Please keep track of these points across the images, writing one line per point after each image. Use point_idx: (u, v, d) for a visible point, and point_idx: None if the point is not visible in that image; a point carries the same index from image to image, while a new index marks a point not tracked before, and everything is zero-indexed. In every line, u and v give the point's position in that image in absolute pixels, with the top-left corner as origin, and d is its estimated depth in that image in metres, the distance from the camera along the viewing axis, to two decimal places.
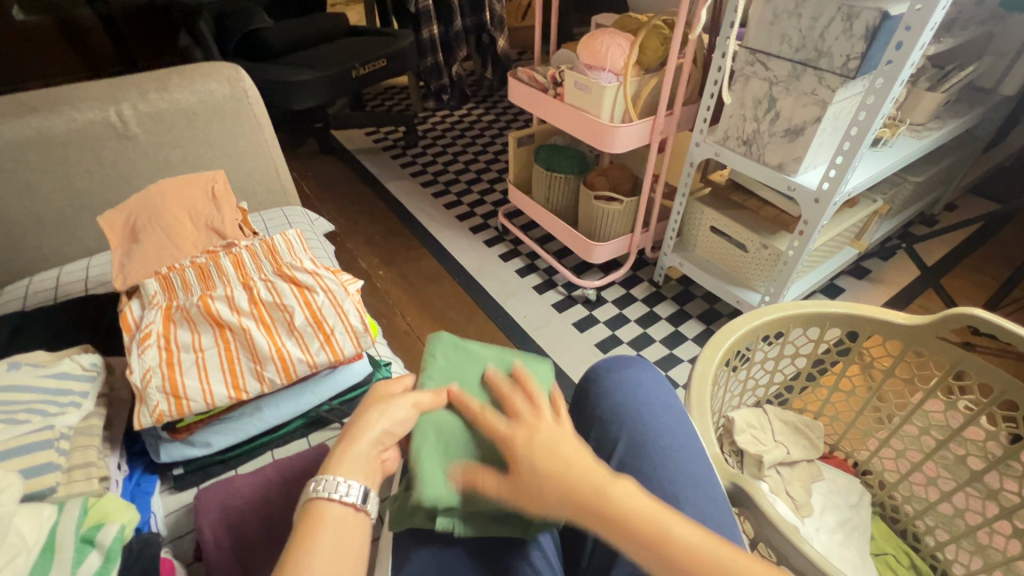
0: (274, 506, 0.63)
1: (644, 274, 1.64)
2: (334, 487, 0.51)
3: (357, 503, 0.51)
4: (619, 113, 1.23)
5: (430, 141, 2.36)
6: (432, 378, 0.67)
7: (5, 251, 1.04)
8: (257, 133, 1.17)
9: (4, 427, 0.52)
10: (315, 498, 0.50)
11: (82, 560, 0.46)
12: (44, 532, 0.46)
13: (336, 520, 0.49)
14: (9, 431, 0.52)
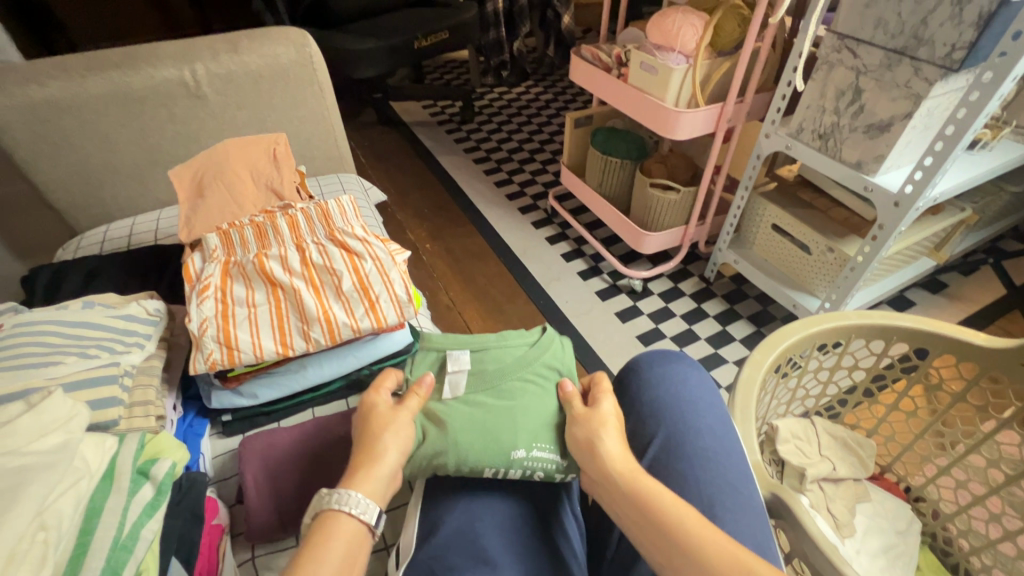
0: (308, 462, 0.65)
1: (695, 268, 1.58)
2: (356, 505, 0.50)
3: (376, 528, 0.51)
4: (685, 97, 1.17)
5: (485, 116, 2.35)
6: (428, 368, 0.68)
7: (88, 198, 1.12)
8: (319, 99, 1.19)
9: (76, 358, 0.56)
10: (335, 510, 0.50)
11: (137, 490, 0.49)
12: (107, 459, 0.49)
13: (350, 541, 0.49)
14: (81, 363, 0.56)
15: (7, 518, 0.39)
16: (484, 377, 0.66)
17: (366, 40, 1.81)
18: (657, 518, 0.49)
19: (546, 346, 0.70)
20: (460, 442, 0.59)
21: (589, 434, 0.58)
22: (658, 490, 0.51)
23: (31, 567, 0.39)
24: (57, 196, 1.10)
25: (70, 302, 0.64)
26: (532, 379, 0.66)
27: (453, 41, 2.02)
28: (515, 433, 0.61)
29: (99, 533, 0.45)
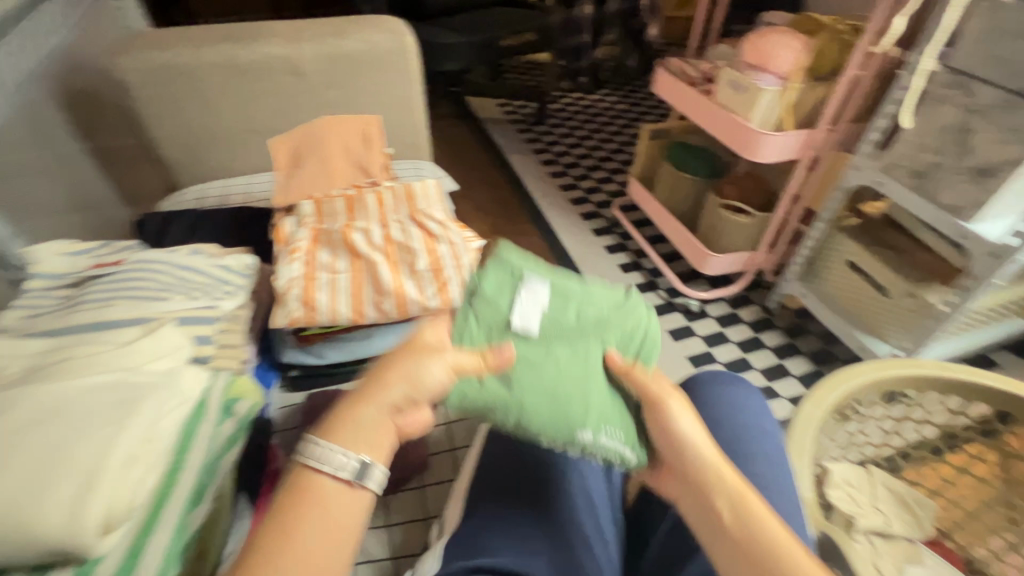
0: None
1: (756, 296, 1.53)
2: (332, 461, 0.45)
3: (362, 482, 0.46)
4: (772, 120, 1.14)
5: (558, 120, 2.37)
6: (497, 300, 0.60)
7: (192, 158, 1.22)
8: (408, 86, 1.24)
9: (181, 298, 0.62)
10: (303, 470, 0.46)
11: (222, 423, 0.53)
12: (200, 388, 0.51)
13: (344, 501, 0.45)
14: (185, 302, 0.61)
15: (126, 424, 0.44)
16: (562, 327, 0.60)
17: (455, 35, 1.87)
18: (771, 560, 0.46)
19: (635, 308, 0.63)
20: (528, 403, 0.54)
21: (678, 429, 0.55)
22: (771, 524, 0.48)
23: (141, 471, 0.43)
24: (167, 154, 1.20)
25: (180, 247, 0.70)
26: (605, 345, 0.60)
27: (538, 42, 2.05)
28: (586, 408, 0.56)
29: (191, 455, 0.48)
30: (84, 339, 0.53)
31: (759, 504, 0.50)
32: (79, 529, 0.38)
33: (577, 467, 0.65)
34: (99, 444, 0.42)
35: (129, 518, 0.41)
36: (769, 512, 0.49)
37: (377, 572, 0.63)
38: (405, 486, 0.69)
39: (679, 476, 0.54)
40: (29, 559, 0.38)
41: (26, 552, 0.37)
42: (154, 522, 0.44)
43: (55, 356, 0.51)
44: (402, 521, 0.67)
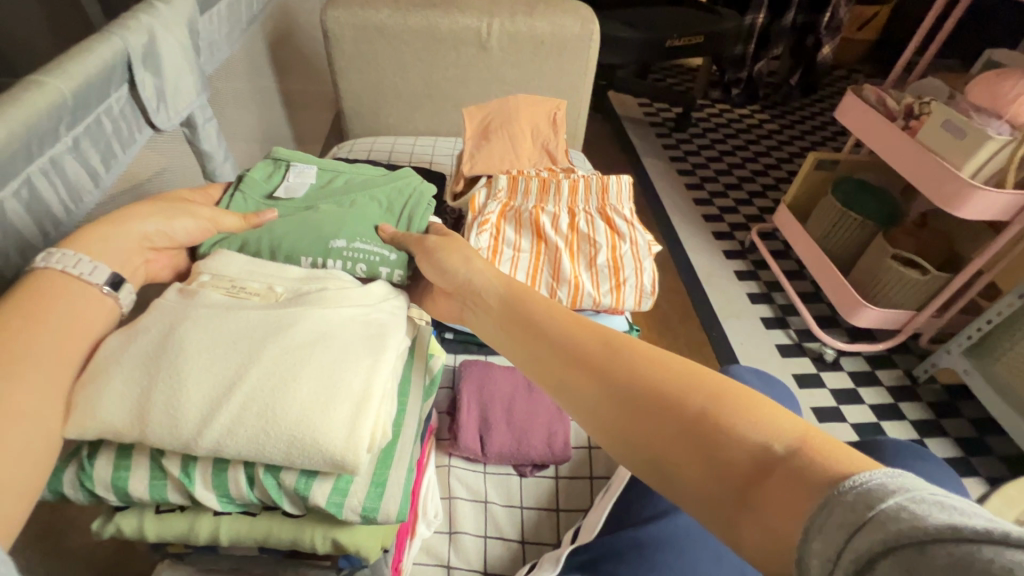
0: (516, 405, 0.71)
1: (902, 361, 1.38)
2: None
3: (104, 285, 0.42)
4: (989, 173, 1.00)
5: (700, 129, 2.27)
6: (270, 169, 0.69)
7: (368, 113, 1.30)
8: (582, 74, 1.23)
9: None
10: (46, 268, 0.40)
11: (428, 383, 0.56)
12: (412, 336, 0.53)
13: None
14: None
15: (383, 357, 0.42)
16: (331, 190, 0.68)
17: (622, 28, 1.85)
18: (637, 391, 0.42)
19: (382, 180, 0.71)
20: (277, 225, 0.59)
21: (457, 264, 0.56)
22: (628, 351, 0.45)
23: (389, 405, 0.43)
24: (347, 104, 1.28)
25: None
26: (379, 203, 0.67)
27: (704, 47, 1.96)
28: (340, 228, 0.60)
29: (410, 398, 0.49)
30: (333, 271, 0.52)
31: (598, 334, 0.47)
32: (354, 450, 0.37)
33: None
34: (365, 373, 0.41)
35: (378, 446, 0.41)
36: (583, 336, 0.47)
37: (506, 548, 0.64)
38: (541, 471, 0.70)
39: (503, 330, 0.52)
40: (304, 468, 0.38)
41: (308, 458, 0.38)
42: (390, 455, 0.44)
43: (313, 281, 0.50)
44: (533, 506, 0.68)
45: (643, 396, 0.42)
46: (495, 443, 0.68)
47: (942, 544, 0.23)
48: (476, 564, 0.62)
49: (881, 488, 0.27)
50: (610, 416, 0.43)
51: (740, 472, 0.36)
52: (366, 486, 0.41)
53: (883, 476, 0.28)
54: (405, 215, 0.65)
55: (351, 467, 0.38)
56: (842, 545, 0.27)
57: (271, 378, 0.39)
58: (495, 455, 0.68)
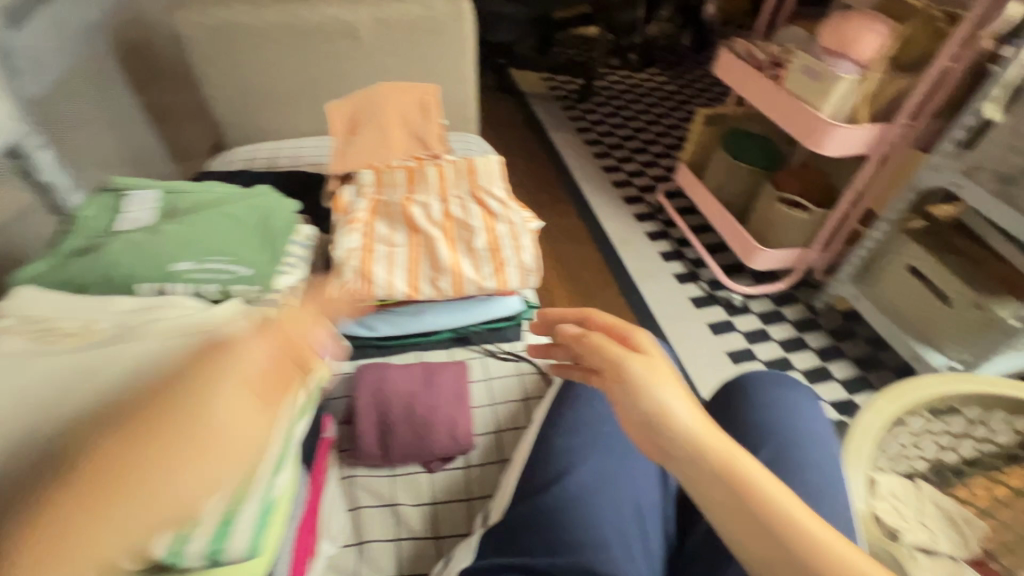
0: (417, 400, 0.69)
1: (803, 295, 1.48)
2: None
3: None
4: (846, 111, 1.07)
5: (604, 98, 2.30)
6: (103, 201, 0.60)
7: (244, 119, 1.21)
8: (462, 56, 1.21)
9: None
10: None
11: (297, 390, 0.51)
12: None
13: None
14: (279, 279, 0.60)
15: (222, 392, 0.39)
16: (175, 209, 0.59)
17: None
18: (753, 496, 0.39)
19: (239, 191, 0.62)
20: (115, 258, 0.53)
21: (659, 400, 0.44)
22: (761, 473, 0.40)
23: (232, 437, 0.39)
24: (220, 112, 1.19)
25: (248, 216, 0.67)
26: (231, 215, 0.58)
27: None
28: (190, 246, 0.55)
29: (273, 421, 0.44)
30: (170, 299, 0.49)
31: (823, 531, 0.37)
32: (180, 496, 0.34)
33: (635, 466, 0.63)
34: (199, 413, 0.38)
35: (220, 485, 0.37)
36: (819, 526, 0.37)
37: (421, 548, 0.63)
38: (448, 464, 0.69)
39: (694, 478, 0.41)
40: None
41: None
42: (246, 490, 0.41)
43: (140, 314, 0.47)
44: (444, 499, 0.67)
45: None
46: (398, 445, 0.66)
47: None
48: (387, 568, 0.61)
49: None
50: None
51: None
52: (212, 527, 0.39)
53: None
54: (264, 226, 0.59)
55: (188, 516, 0.35)
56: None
57: (79, 433, 0.36)
58: (400, 456, 0.66)
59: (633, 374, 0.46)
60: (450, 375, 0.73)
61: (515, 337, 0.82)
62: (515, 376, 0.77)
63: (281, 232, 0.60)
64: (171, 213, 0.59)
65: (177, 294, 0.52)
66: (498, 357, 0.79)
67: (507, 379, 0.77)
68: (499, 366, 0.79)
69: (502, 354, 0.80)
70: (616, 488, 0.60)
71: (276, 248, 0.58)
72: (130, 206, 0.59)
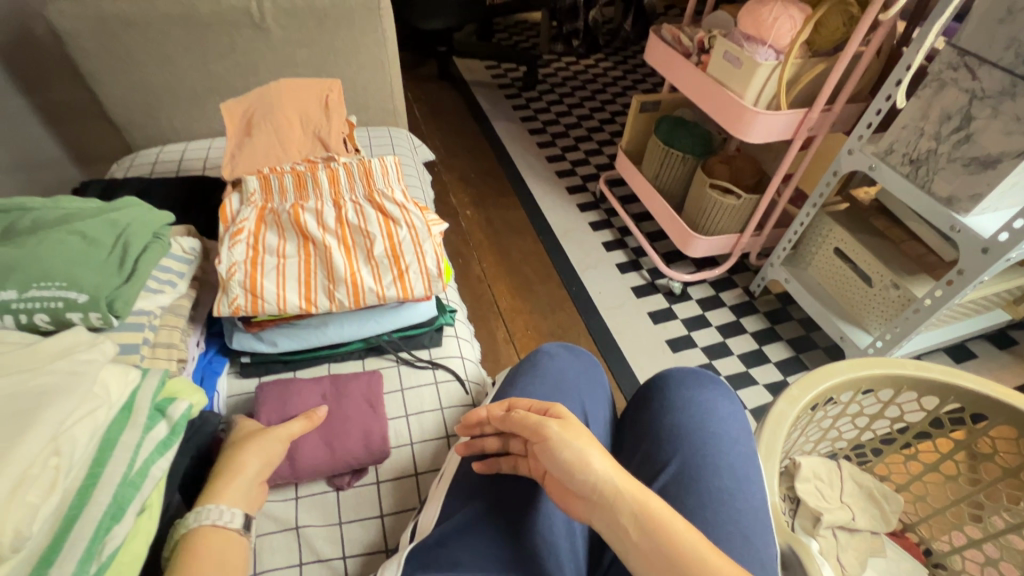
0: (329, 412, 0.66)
1: (741, 279, 1.50)
2: (214, 515, 0.49)
3: None
4: (767, 97, 1.07)
5: (548, 85, 2.26)
6: None
7: (146, 119, 1.13)
8: (380, 45, 1.15)
9: (143, 294, 0.55)
10: None
11: (151, 427, 0.45)
12: (127, 391, 0.44)
13: (215, 545, 0.48)
14: (149, 298, 0.55)
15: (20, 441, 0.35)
16: (12, 230, 0.52)
17: None
18: (649, 520, 0.47)
19: (97, 206, 0.56)
20: None
21: (581, 453, 0.51)
22: (651, 502, 0.48)
23: (38, 493, 0.35)
24: (115, 111, 1.10)
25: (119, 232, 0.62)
26: (83, 234, 0.52)
27: None
28: (22, 271, 0.48)
29: (110, 467, 0.40)
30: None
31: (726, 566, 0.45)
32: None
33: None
34: None
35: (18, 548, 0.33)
36: (716, 554, 0.46)
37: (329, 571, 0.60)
38: (359, 481, 0.66)
39: (612, 531, 0.48)
40: None
41: None
42: (57, 550, 0.36)
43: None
44: (353, 518, 0.64)
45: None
46: (309, 463, 0.63)
47: None
48: None
49: None
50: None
51: None
52: None
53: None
54: (120, 243, 0.54)
55: None
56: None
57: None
58: (311, 474, 0.63)
59: (552, 434, 0.52)
60: (362, 385, 0.70)
61: (432, 343, 0.78)
62: (431, 385, 0.75)
63: (140, 250, 0.54)
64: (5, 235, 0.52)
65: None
66: (413, 365, 0.76)
67: (421, 388, 0.74)
68: (414, 375, 0.76)
69: (417, 361, 0.77)
70: (547, 497, 0.60)
71: (134, 266, 0.53)
72: None
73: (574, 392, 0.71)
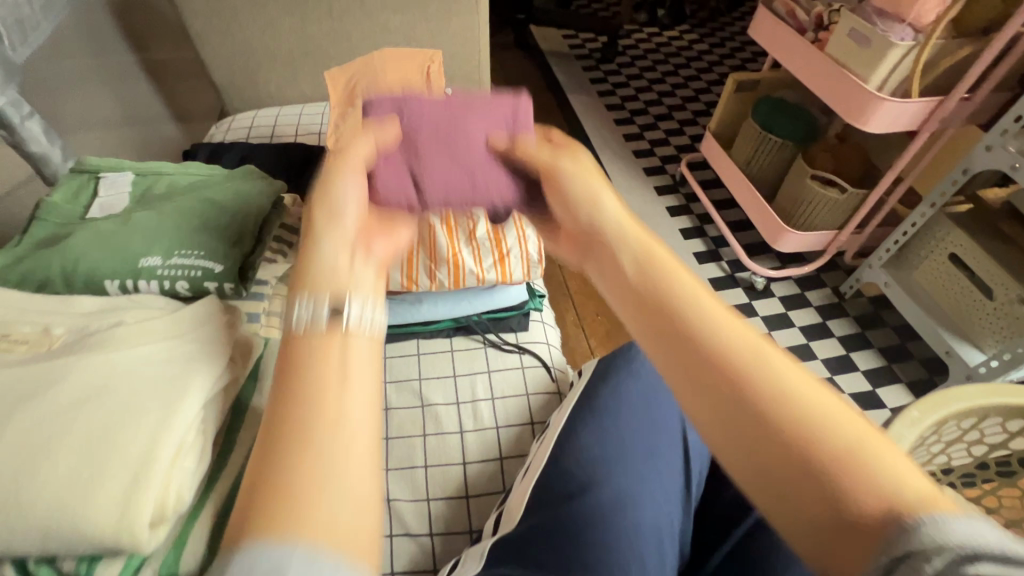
0: (450, 150, 0.55)
1: (830, 279, 1.39)
2: (304, 311, 0.36)
3: None
4: (895, 82, 0.96)
5: (629, 57, 2.15)
6: (71, 182, 0.59)
7: (244, 83, 1.15)
8: (474, 15, 1.12)
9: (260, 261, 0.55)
10: None
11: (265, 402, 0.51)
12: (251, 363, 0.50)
13: (318, 344, 0.35)
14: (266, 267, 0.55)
15: (174, 413, 0.40)
16: (145, 199, 0.58)
17: None
18: (657, 282, 0.42)
19: (214, 176, 0.61)
20: (78, 256, 0.52)
21: (592, 190, 0.47)
22: (668, 265, 0.42)
23: (188, 459, 0.41)
24: (216, 75, 1.13)
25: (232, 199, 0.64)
26: (204, 203, 0.57)
27: None
28: (158, 242, 0.53)
29: (237, 440, 0.47)
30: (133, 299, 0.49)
31: (796, 378, 0.36)
32: (126, 529, 0.36)
33: (656, 469, 0.58)
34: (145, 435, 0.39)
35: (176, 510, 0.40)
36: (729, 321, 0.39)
37: (416, 547, 0.61)
38: (444, 460, 0.66)
39: (657, 328, 0.40)
40: (81, 552, 0.37)
41: (68, 541, 0.36)
42: (198, 509, 0.43)
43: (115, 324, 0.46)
44: (439, 497, 0.64)
45: (801, 438, 0.34)
46: (435, 180, 0.55)
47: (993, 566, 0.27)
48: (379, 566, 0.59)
49: (960, 531, 0.27)
50: (799, 524, 0.33)
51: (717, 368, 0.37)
52: (162, 553, 0.41)
53: (978, 533, 0.27)
54: (238, 213, 0.57)
55: (126, 546, 0.37)
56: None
57: (32, 443, 0.38)
58: (434, 199, 0.55)
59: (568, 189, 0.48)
60: (484, 119, 0.57)
61: (520, 327, 0.78)
62: (517, 370, 0.74)
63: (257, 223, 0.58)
64: (140, 203, 0.57)
65: (146, 293, 0.52)
66: (500, 348, 0.76)
67: (507, 372, 0.74)
68: (501, 359, 0.75)
69: (504, 345, 0.76)
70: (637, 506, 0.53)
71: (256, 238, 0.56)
72: (98, 190, 0.59)
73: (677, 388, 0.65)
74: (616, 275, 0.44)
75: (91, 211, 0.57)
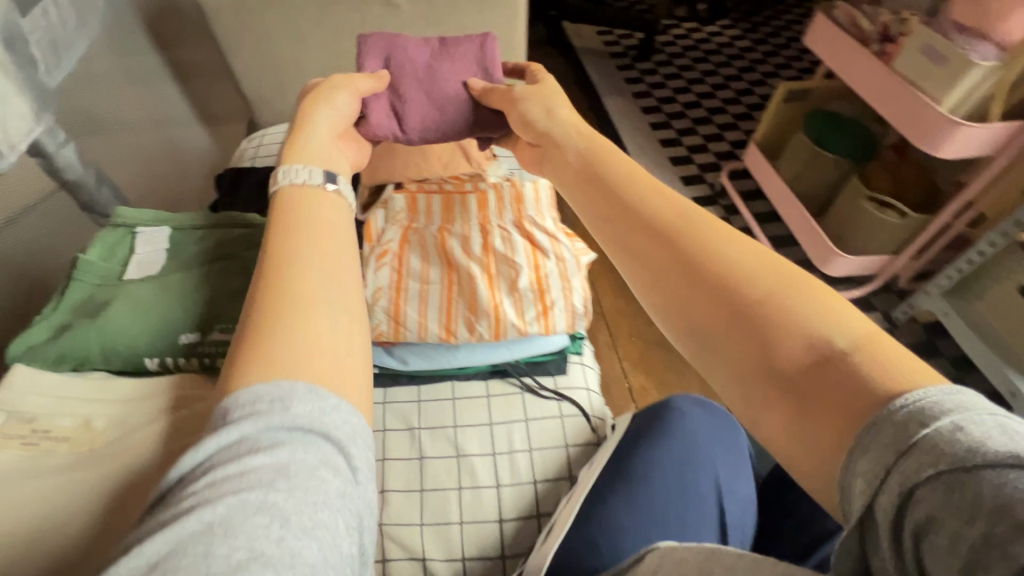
0: (428, 92, 0.68)
1: (881, 302, 1.31)
2: (300, 176, 0.46)
3: None
4: (971, 104, 0.88)
5: (665, 55, 2.06)
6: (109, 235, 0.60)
7: (274, 95, 1.13)
8: (509, 25, 1.07)
9: None
10: None
11: None
12: None
13: (319, 199, 0.45)
14: None
15: None
16: (181, 258, 0.59)
17: None
18: (634, 205, 0.45)
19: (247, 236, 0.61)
20: (113, 329, 0.53)
21: (569, 130, 0.55)
22: (641, 186, 0.46)
23: None
24: (246, 87, 1.11)
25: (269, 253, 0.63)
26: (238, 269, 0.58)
27: None
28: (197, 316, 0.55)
29: None
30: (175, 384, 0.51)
31: (756, 263, 0.38)
32: None
33: None
34: None
35: None
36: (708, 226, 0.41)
37: None
38: (480, 516, 0.63)
39: (632, 241, 0.43)
40: None
41: None
42: None
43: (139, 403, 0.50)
44: (474, 557, 0.61)
45: (773, 316, 0.35)
46: (414, 117, 0.68)
47: (992, 469, 0.23)
48: None
49: (958, 405, 0.25)
50: (717, 371, 0.37)
51: (701, 274, 0.39)
52: None
53: (956, 400, 0.26)
54: None
55: None
56: (884, 470, 0.26)
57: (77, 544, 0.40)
58: (414, 129, 0.68)
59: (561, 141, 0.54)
60: (460, 73, 0.70)
61: (558, 372, 0.76)
62: (556, 419, 0.71)
63: None
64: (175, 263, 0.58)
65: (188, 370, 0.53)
66: (538, 395, 0.73)
67: (546, 421, 0.71)
68: (540, 407, 0.72)
69: (543, 391, 0.73)
70: None
71: None
72: (133, 245, 0.60)
73: (727, 465, 0.62)
74: (595, 203, 0.48)
75: (129, 271, 0.57)
